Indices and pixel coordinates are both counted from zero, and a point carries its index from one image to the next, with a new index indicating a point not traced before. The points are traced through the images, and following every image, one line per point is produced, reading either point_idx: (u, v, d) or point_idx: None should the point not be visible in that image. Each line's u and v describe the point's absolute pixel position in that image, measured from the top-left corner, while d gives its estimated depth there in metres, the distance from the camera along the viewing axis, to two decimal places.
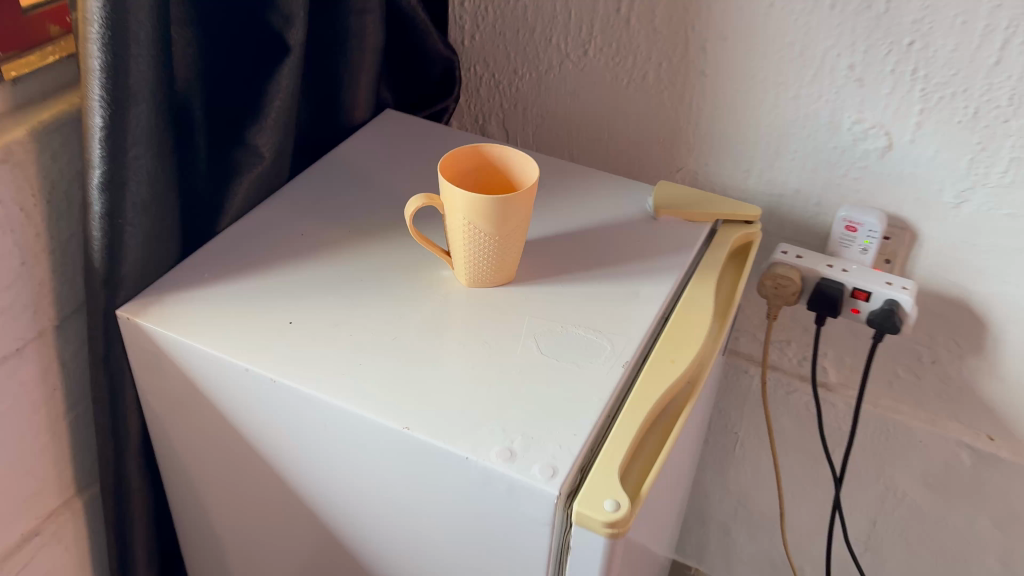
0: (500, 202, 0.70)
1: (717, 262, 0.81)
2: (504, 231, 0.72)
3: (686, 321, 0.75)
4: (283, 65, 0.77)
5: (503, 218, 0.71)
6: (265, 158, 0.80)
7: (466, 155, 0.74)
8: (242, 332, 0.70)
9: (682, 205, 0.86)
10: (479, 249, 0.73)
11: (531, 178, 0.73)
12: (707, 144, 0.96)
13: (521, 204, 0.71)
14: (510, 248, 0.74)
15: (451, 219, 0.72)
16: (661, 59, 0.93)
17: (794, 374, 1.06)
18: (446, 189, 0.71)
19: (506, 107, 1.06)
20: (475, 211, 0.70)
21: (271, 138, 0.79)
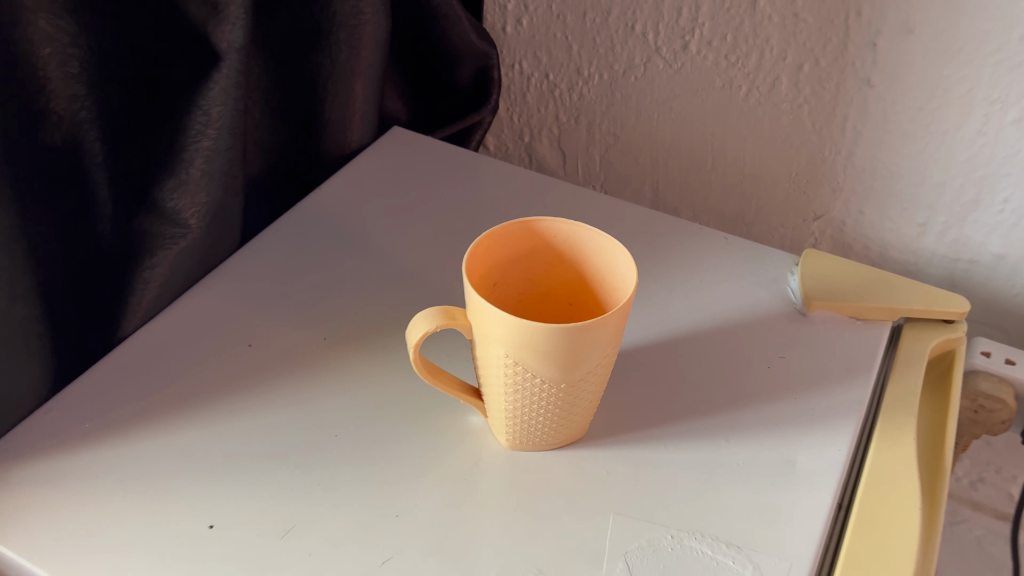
0: (567, 336, 0.39)
1: (913, 397, 0.51)
2: (573, 375, 0.42)
3: (881, 522, 0.44)
4: (213, 81, 0.48)
5: (573, 359, 0.41)
6: (189, 230, 0.50)
7: (512, 235, 0.44)
8: (128, 551, 0.41)
9: (844, 293, 0.55)
10: (531, 399, 0.43)
11: (622, 281, 0.43)
12: (865, 182, 0.66)
13: (606, 336, 0.41)
14: (582, 397, 0.44)
15: (483, 350, 0.42)
16: (802, 58, 0.62)
17: (961, 497, 0.77)
18: (476, 303, 0.41)
19: (564, 120, 0.75)
20: (526, 346, 0.40)
21: (198, 197, 0.49)
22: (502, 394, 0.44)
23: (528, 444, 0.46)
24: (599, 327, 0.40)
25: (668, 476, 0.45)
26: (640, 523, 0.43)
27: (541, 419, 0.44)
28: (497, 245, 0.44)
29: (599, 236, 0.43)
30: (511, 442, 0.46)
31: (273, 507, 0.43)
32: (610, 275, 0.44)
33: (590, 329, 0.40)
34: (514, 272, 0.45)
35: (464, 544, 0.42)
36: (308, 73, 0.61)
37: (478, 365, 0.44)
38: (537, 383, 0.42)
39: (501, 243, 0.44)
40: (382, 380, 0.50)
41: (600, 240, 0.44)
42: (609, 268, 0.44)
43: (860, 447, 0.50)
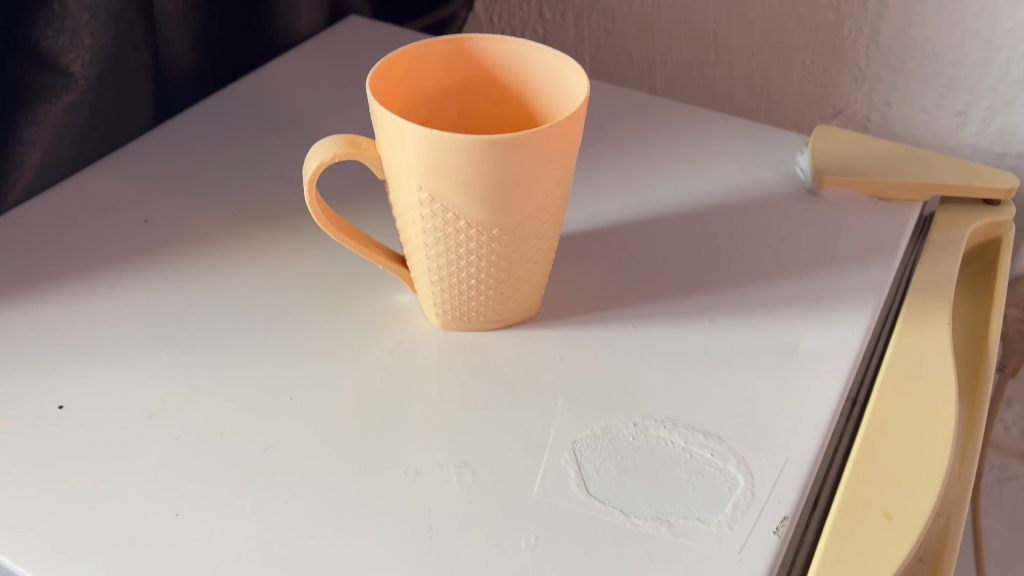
0: (491, 156, 0.31)
1: (949, 280, 0.41)
2: (509, 218, 0.33)
3: (903, 415, 0.35)
4: None
5: (504, 193, 0.32)
6: (71, 75, 0.42)
7: (438, 56, 0.36)
8: None
9: (864, 169, 0.46)
10: (459, 252, 0.35)
11: (573, 106, 0.35)
12: (892, 66, 0.56)
13: (546, 164, 0.32)
14: (525, 253, 0.35)
15: (396, 189, 0.34)
16: None
17: (1009, 450, 0.66)
18: (380, 121, 0.32)
19: (549, 17, 0.66)
20: (441, 172, 0.31)
21: (81, 38, 0.42)
22: (424, 250, 0.35)
23: (463, 321, 0.38)
24: (535, 147, 0.31)
25: (634, 359, 0.36)
26: (594, 410, 0.34)
27: (475, 284, 0.36)
28: (419, 66, 0.35)
29: (545, 52, 0.35)
30: (443, 318, 0.38)
31: (141, 387, 0.35)
32: (561, 104, 0.36)
33: (522, 148, 0.31)
34: (445, 108, 0.37)
35: (370, 431, 0.33)
36: None
37: (397, 215, 0.36)
38: (463, 229, 0.34)
39: (424, 65, 0.36)
40: (298, 257, 0.41)
41: (547, 57, 0.35)
42: (559, 95, 0.36)
43: (880, 335, 0.40)
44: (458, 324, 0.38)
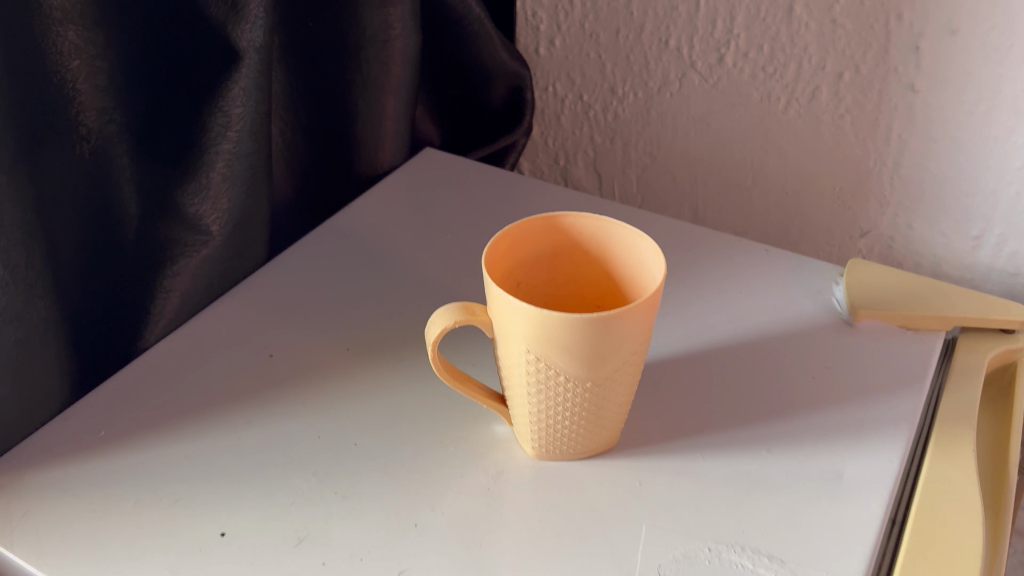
0: (589, 327, 0.37)
1: (971, 408, 0.47)
2: (599, 373, 0.39)
3: (936, 536, 0.40)
4: (231, 81, 0.48)
5: (598, 355, 0.38)
6: (212, 236, 0.50)
7: (534, 231, 0.43)
8: (135, 556, 0.39)
9: (894, 302, 0.52)
10: (554, 400, 0.41)
11: (649, 276, 0.41)
12: (913, 195, 0.63)
13: (631, 332, 0.38)
14: (610, 400, 0.41)
15: (504, 348, 0.40)
16: (842, 65, 0.60)
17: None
18: (495, 297, 0.39)
19: (599, 142, 0.74)
20: (545, 339, 0.38)
21: (220, 204, 0.50)
22: (527, 398, 0.41)
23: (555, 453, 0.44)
24: (625, 319, 0.37)
25: (703, 487, 0.42)
26: (674, 535, 0.40)
27: (566, 425, 0.42)
28: (518, 241, 0.42)
29: (624, 229, 0.42)
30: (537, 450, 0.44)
31: (286, 514, 0.41)
32: (636, 270, 0.42)
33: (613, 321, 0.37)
34: (537, 272, 0.44)
35: (484, 556, 0.39)
36: (338, 88, 0.60)
37: (501, 365, 0.42)
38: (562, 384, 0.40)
39: (523, 239, 0.42)
40: (404, 392, 0.48)
41: (625, 233, 0.42)
42: (636, 264, 0.42)
43: (913, 459, 0.46)
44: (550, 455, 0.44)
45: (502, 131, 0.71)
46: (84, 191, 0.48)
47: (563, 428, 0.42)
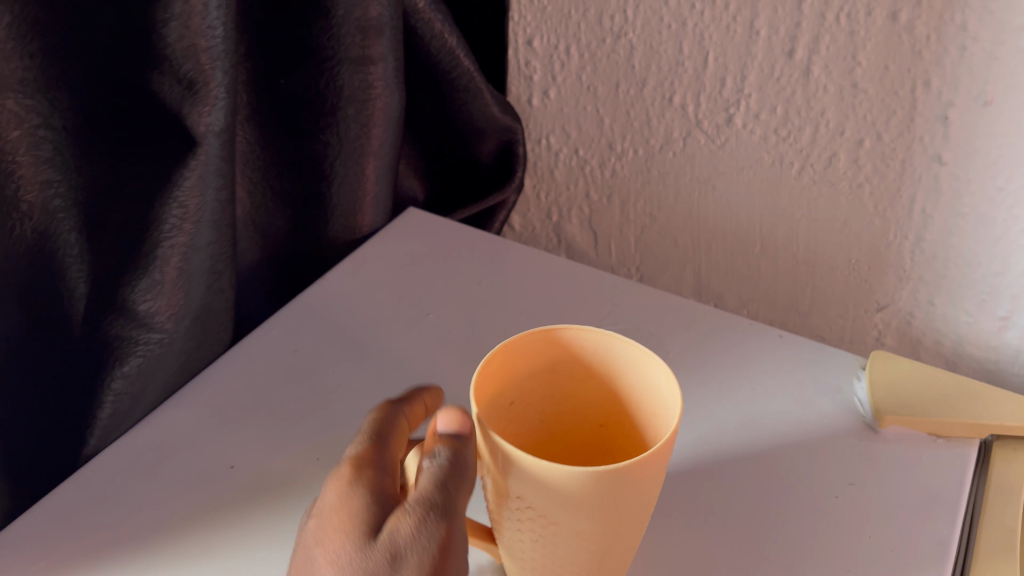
0: (600, 485, 0.31)
1: (1013, 534, 0.41)
2: (609, 525, 0.34)
3: None
4: (187, 168, 0.44)
5: (609, 511, 0.33)
6: (163, 334, 0.45)
7: (533, 347, 0.37)
8: None
9: (921, 406, 0.48)
10: (557, 549, 0.35)
11: (661, 402, 0.36)
12: (935, 271, 0.58)
13: (646, 482, 0.33)
14: (619, 547, 0.36)
15: (497, 490, 0.35)
16: (862, 132, 0.56)
17: None
18: (489, 438, 0.33)
19: (595, 199, 0.70)
20: (548, 493, 0.32)
21: (172, 300, 0.45)
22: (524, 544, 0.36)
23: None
24: (640, 470, 0.32)
25: None
26: None
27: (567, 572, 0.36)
28: (515, 360, 0.37)
29: (636, 347, 0.36)
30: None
31: None
32: (644, 391, 0.37)
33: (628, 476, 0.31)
34: (532, 390, 0.38)
35: None
36: (314, 150, 0.55)
37: (491, 503, 0.36)
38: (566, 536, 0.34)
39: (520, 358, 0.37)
40: None
41: (637, 352, 0.37)
42: (647, 387, 0.37)
43: None
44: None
45: (491, 190, 0.66)
46: (23, 276, 0.44)
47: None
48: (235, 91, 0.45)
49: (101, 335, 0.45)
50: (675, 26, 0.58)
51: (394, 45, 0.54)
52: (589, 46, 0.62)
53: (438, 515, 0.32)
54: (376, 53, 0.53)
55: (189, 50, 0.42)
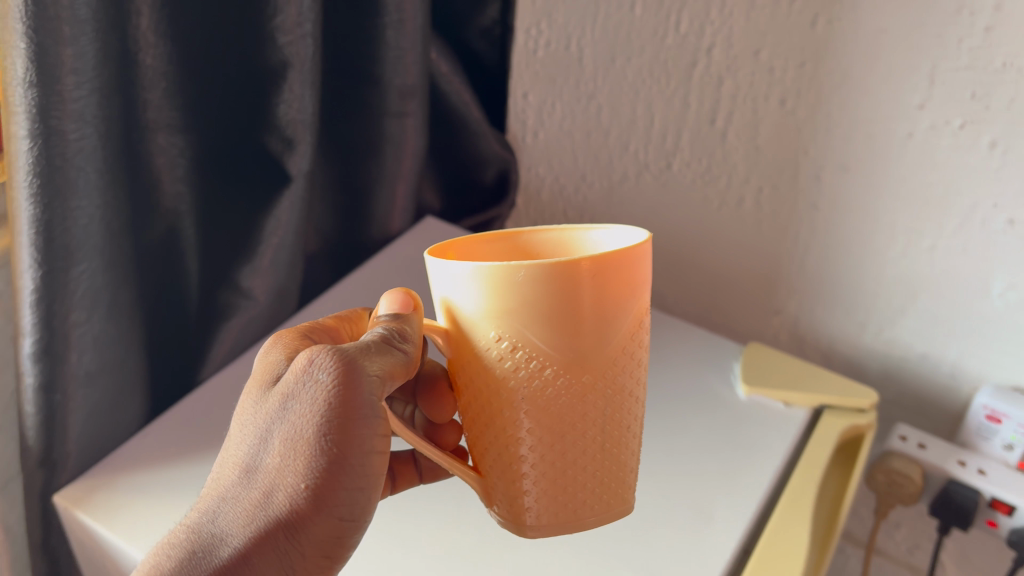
0: (548, 280, 0.37)
1: (816, 468, 0.63)
2: (579, 345, 0.39)
3: (773, 565, 0.56)
4: (283, 196, 0.67)
5: (572, 322, 0.38)
6: (257, 302, 0.68)
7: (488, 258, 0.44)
8: None
9: (777, 381, 0.69)
10: (548, 393, 0.39)
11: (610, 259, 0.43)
12: (813, 287, 0.79)
13: (611, 307, 0.38)
14: (603, 388, 0.40)
15: (473, 344, 0.40)
16: (762, 183, 0.76)
17: (902, 564, 0.86)
18: (445, 279, 0.39)
19: (570, 216, 0.91)
20: (512, 306, 0.38)
21: (266, 280, 0.68)
22: (510, 418, 0.40)
23: (554, 498, 0.42)
24: (606, 276, 0.37)
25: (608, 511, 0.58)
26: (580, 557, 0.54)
27: (565, 425, 0.40)
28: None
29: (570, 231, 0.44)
30: (535, 512, 0.42)
31: None
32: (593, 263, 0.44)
33: (591, 279, 0.37)
34: None
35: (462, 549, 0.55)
36: (360, 174, 0.77)
37: (475, 382, 0.41)
38: (544, 374, 0.39)
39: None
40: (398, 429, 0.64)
41: (577, 233, 0.44)
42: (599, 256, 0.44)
43: (770, 505, 0.61)
44: (554, 524, 0.42)
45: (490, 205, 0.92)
46: (159, 258, 0.63)
47: (564, 460, 0.41)
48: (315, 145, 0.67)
49: (216, 300, 0.68)
50: (632, 95, 0.79)
51: (422, 105, 0.75)
52: (570, 102, 0.84)
53: (341, 361, 0.38)
54: (409, 108, 0.74)
55: (290, 122, 0.64)
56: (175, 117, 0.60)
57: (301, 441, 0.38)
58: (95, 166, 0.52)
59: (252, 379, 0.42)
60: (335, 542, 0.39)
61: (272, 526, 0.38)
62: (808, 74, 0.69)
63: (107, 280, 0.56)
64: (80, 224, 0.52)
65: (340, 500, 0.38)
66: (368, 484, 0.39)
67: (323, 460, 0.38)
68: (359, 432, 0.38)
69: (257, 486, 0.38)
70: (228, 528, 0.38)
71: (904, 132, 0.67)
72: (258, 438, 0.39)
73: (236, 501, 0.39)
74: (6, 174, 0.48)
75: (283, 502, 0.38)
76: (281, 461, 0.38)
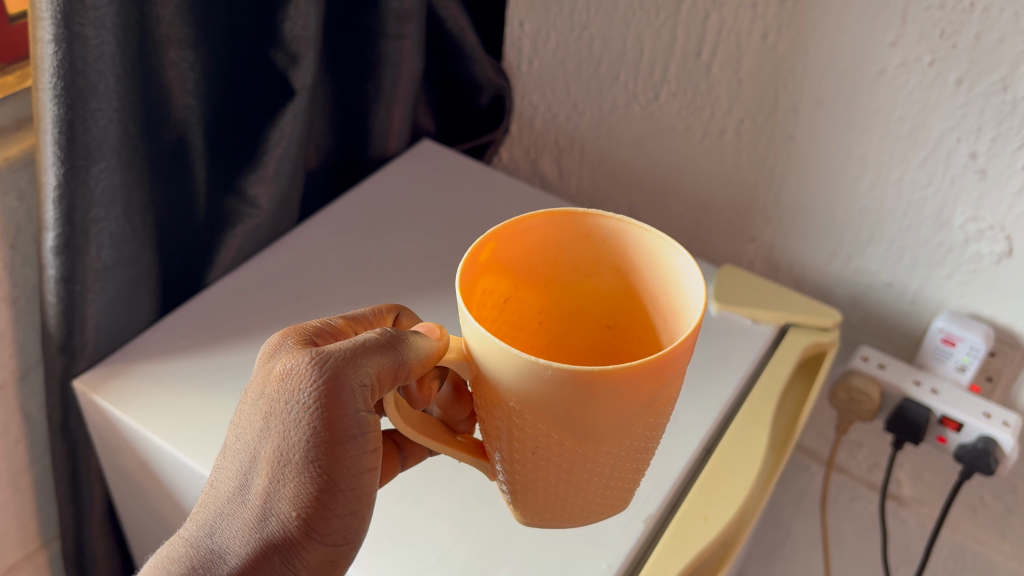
0: (573, 384, 0.39)
1: (778, 379, 0.69)
2: (590, 434, 0.42)
3: (731, 460, 0.62)
4: (288, 109, 0.71)
5: (588, 416, 0.40)
6: (262, 210, 0.73)
7: (535, 235, 0.46)
8: (202, 416, 0.59)
9: (745, 299, 0.74)
10: (555, 454, 0.43)
11: (665, 260, 0.45)
12: (787, 218, 0.83)
13: (631, 408, 0.41)
14: (607, 457, 0.44)
15: (489, 392, 0.43)
16: (743, 115, 0.80)
17: (862, 481, 0.92)
18: (476, 338, 0.41)
19: (562, 143, 0.96)
20: (534, 391, 0.40)
21: (270, 189, 0.73)
22: (518, 458, 0.45)
23: (549, 515, 0.48)
24: (633, 381, 0.39)
25: None
26: None
27: (565, 475, 0.45)
28: (511, 247, 0.46)
29: (628, 224, 0.46)
30: (530, 520, 0.49)
31: None
32: (644, 256, 0.46)
33: (617, 385, 0.39)
34: (537, 260, 0.47)
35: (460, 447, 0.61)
36: (360, 95, 0.81)
37: (487, 415, 0.45)
38: (553, 440, 0.42)
39: (521, 246, 0.46)
40: None
41: (632, 229, 0.46)
42: (650, 257, 0.46)
43: (732, 411, 0.67)
44: (550, 524, 0.49)
45: (484, 132, 0.97)
46: (168, 164, 0.67)
47: (566, 492, 0.46)
48: (317, 60, 0.71)
49: (223, 207, 0.73)
50: (622, 27, 0.83)
51: (418, 28, 0.79)
52: (563, 32, 0.88)
53: (333, 380, 0.41)
54: (406, 31, 0.78)
55: (296, 38, 0.68)
56: (190, 31, 0.63)
57: (289, 465, 0.41)
58: (113, 72, 0.55)
59: (246, 389, 0.45)
60: (329, 563, 0.43)
61: (267, 548, 0.42)
62: (788, 10, 0.72)
63: (124, 180, 0.60)
64: (100, 125, 0.56)
65: (333, 523, 0.42)
66: (359, 507, 0.43)
67: (309, 488, 0.41)
68: (346, 455, 0.41)
69: (253, 508, 0.42)
70: (226, 545, 0.43)
71: (876, 68, 0.70)
72: (251, 458, 0.43)
73: (233, 519, 0.43)
74: (34, 72, 0.52)
75: (277, 524, 0.42)
76: (272, 485, 0.42)
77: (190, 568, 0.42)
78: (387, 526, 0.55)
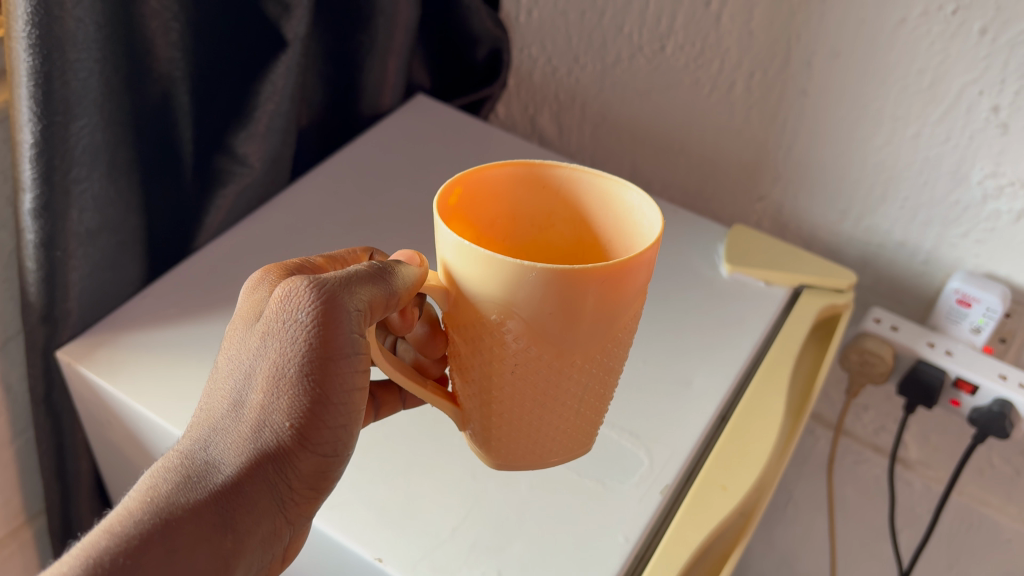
0: (557, 283, 0.37)
1: (794, 341, 0.66)
2: (574, 339, 0.40)
3: (748, 428, 0.60)
4: (278, 61, 0.68)
5: (572, 318, 0.38)
6: (253, 167, 0.70)
7: (490, 188, 0.43)
8: (197, 387, 0.56)
9: (756, 261, 0.72)
10: (530, 370, 0.41)
11: (621, 205, 0.43)
12: (798, 175, 0.80)
13: (610, 309, 0.39)
14: (582, 370, 0.42)
15: (464, 311, 0.40)
16: (755, 67, 0.77)
17: (867, 444, 0.90)
18: (448, 249, 0.38)
19: (562, 98, 0.93)
20: (513, 298, 0.38)
21: (260, 146, 0.70)
22: (495, 384, 0.42)
23: (523, 452, 0.45)
24: (614, 286, 0.38)
25: None
26: None
27: (539, 399, 0.42)
28: (467, 201, 0.43)
29: (581, 171, 0.43)
30: (503, 460, 0.46)
31: None
32: (599, 203, 0.44)
33: (601, 282, 0.37)
34: (490, 217, 0.44)
35: None
36: (352, 47, 0.77)
37: (461, 340, 0.42)
38: (529, 354, 0.40)
39: (475, 201, 0.43)
40: None
41: (586, 175, 0.43)
42: (604, 203, 0.44)
43: (747, 377, 0.64)
44: (524, 464, 0.46)
45: (481, 87, 0.94)
46: (153, 120, 0.63)
47: (539, 424, 0.44)
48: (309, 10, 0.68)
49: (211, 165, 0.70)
50: None
51: None
52: None
53: (328, 297, 0.38)
54: None
55: None
56: None
57: (284, 378, 0.38)
58: (92, 18, 0.51)
59: (236, 314, 0.41)
60: (321, 478, 0.40)
61: (261, 457, 0.38)
62: None
63: (104, 137, 0.56)
64: (78, 78, 0.52)
65: (326, 436, 0.39)
66: (351, 423, 0.40)
67: (307, 399, 0.38)
68: (342, 369, 0.38)
69: (246, 419, 0.38)
70: (217, 456, 0.38)
71: (897, 17, 0.67)
72: (244, 373, 0.39)
73: (222, 431, 0.38)
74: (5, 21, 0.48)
75: (272, 435, 0.38)
76: (267, 398, 0.38)
77: (179, 480, 0.37)
78: (394, 503, 0.53)
